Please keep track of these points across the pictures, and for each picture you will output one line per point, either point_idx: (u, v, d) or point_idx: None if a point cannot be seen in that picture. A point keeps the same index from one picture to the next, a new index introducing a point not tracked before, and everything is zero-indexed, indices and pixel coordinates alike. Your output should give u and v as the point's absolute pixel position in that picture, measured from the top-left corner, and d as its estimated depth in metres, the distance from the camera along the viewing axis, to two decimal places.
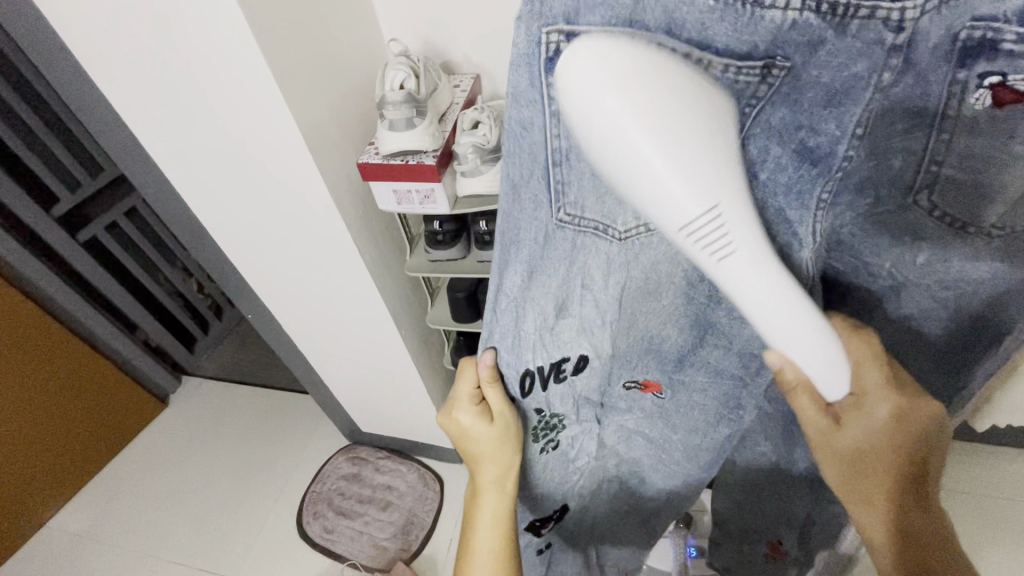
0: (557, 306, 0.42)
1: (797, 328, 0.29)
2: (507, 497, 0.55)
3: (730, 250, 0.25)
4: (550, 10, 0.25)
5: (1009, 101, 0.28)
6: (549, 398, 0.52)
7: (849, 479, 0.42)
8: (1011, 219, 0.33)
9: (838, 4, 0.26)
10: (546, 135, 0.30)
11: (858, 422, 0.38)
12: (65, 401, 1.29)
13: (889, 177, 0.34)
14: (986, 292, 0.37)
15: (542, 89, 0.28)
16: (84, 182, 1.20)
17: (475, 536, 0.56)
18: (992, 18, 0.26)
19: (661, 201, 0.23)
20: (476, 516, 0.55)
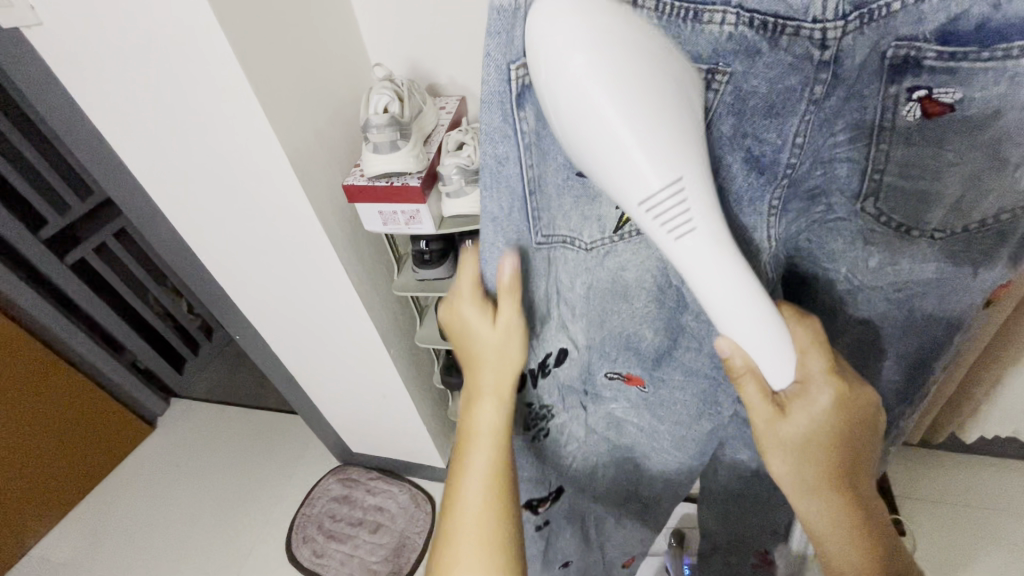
0: (539, 315, 0.45)
1: (746, 311, 0.31)
2: (504, 424, 0.46)
3: (690, 227, 0.28)
4: (514, 50, 0.29)
5: (936, 113, 0.31)
6: (541, 393, 0.53)
7: (798, 474, 0.39)
8: (950, 222, 0.35)
9: (768, 20, 0.28)
10: (520, 166, 0.34)
11: (803, 407, 0.37)
12: (52, 427, 1.28)
13: (837, 186, 0.37)
14: (933, 289, 0.40)
15: (513, 123, 0.32)
16: (72, 205, 1.22)
17: (466, 469, 0.46)
18: (912, 37, 0.29)
19: (621, 172, 0.26)
20: (469, 445, 0.46)
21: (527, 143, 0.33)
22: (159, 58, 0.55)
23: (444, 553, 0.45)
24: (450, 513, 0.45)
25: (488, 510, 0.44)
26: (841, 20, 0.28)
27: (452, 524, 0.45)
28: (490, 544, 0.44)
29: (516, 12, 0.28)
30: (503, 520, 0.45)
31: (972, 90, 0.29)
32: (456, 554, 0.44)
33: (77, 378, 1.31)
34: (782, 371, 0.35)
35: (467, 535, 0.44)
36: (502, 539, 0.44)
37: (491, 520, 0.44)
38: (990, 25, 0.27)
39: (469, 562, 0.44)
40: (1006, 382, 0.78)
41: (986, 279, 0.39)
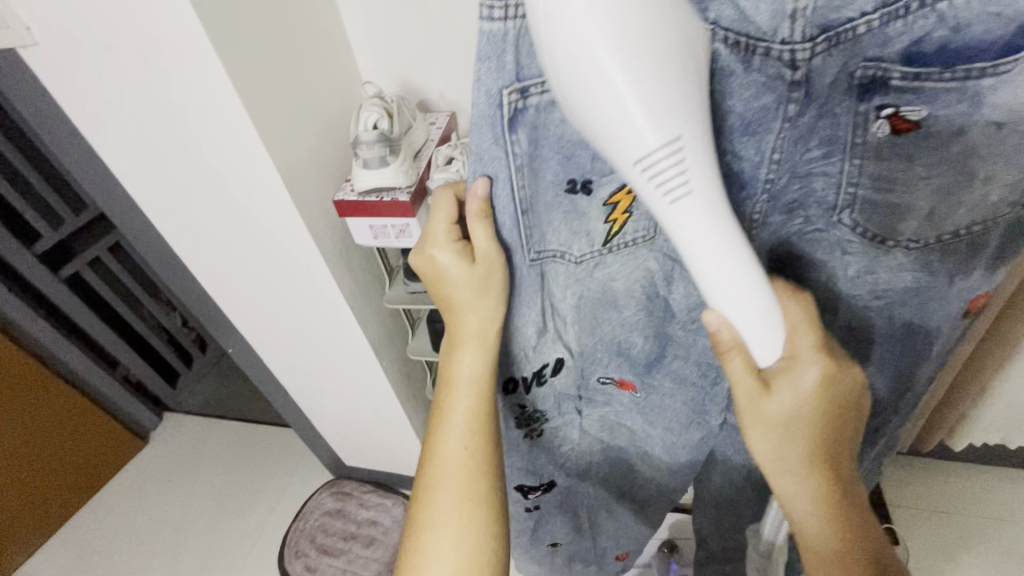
0: (535, 330, 0.46)
1: (740, 285, 0.31)
2: (486, 372, 0.44)
3: (686, 191, 0.27)
4: (505, 75, 0.30)
5: (904, 129, 0.32)
6: (536, 398, 0.53)
7: (781, 453, 0.38)
8: (924, 233, 0.36)
9: (740, 40, 0.29)
10: (510, 186, 0.35)
11: (789, 385, 0.35)
12: (42, 443, 1.27)
13: (814, 198, 0.38)
14: (911, 297, 0.41)
15: (505, 146, 0.33)
16: (66, 219, 1.22)
17: (445, 416, 0.45)
18: (880, 59, 0.30)
19: (622, 134, 0.26)
20: (449, 392, 0.45)
21: (518, 164, 0.34)
22: (155, 76, 0.55)
23: (419, 499, 0.44)
24: (427, 459, 0.45)
25: (465, 459, 0.44)
26: (810, 42, 0.29)
27: (429, 469, 0.44)
28: (465, 493, 0.43)
29: (505, 38, 0.29)
30: (479, 469, 0.43)
31: (937, 108, 0.31)
32: (430, 502, 0.43)
33: (72, 395, 1.30)
34: (769, 341, 0.34)
35: (442, 481, 0.43)
36: (478, 488, 0.43)
37: (467, 470, 0.43)
38: (950, 47, 0.28)
39: (442, 510, 0.43)
40: (993, 390, 0.79)
41: (962, 288, 0.40)
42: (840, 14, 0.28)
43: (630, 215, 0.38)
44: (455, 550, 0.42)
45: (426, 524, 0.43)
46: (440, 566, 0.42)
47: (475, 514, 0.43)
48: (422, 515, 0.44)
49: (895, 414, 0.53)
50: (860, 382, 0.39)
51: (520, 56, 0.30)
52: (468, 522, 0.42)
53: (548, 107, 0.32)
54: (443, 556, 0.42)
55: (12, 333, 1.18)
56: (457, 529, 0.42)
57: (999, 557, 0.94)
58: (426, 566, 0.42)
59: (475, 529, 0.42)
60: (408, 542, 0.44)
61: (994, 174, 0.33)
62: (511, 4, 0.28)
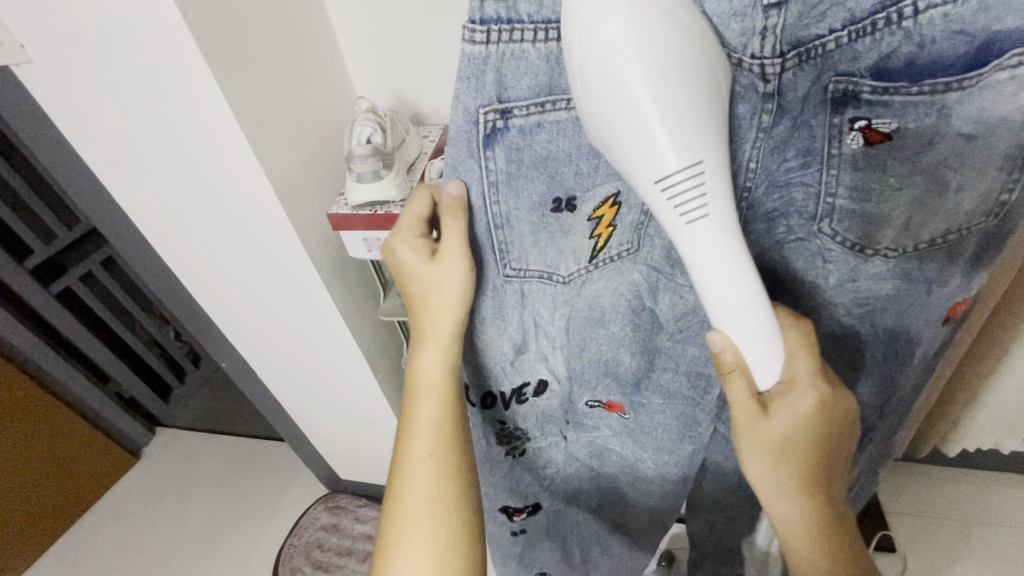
0: (513, 348, 0.46)
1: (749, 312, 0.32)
2: (451, 375, 0.44)
3: (703, 212, 0.29)
4: (485, 94, 0.32)
5: (877, 141, 0.33)
6: (515, 414, 0.54)
7: (773, 472, 0.39)
8: (901, 241, 0.37)
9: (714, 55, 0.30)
10: (485, 202, 0.36)
11: (786, 408, 0.36)
12: (33, 460, 1.26)
13: (795, 209, 0.38)
14: (892, 302, 0.42)
15: (480, 160, 0.34)
16: (60, 235, 1.22)
17: (413, 424, 0.44)
18: (851, 74, 0.31)
19: (645, 156, 0.28)
20: (415, 398, 0.44)
21: (493, 181, 0.35)
22: (154, 98, 0.56)
23: (391, 512, 0.44)
24: (399, 469, 0.44)
25: (434, 465, 0.43)
26: (780, 57, 0.31)
27: (400, 479, 0.44)
28: (436, 501, 0.43)
29: (486, 61, 0.30)
30: (449, 475, 0.44)
31: (907, 121, 0.32)
32: (403, 512, 0.43)
33: (66, 414, 1.30)
34: (770, 366, 0.35)
35: (415, 490, 0.43)
36: (449, 496, 0.43)
37: (438, 477, 0.43)
38: (917, 63, 0.30)
39: (415, 522, 0.42)
40: (986, 395, 0.80)
41: (940, 294, 0.41)
42: (810, 32, 0.30)
43: (615, 229, 0.39)
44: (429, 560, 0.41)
45: (400, 537, 0.42)
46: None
47: (448, 523, 0.43)
48: (395, 528, 0.43)
49: (882, 417, 0.54)
50: (856, 409, 0.40)
51: (504, 76, 0.31)
52: (442, 530, 0.42)
53: (530, 123, 0.33)
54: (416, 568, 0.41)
55: (13, 357, 1.19)
56: (429, 538, 0.42)
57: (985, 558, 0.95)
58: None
59: (448, 535, 0.42)
60: (379, 556, 0.43)
61: (966, 185, 0.34)
62: (491, 28, 0.30)
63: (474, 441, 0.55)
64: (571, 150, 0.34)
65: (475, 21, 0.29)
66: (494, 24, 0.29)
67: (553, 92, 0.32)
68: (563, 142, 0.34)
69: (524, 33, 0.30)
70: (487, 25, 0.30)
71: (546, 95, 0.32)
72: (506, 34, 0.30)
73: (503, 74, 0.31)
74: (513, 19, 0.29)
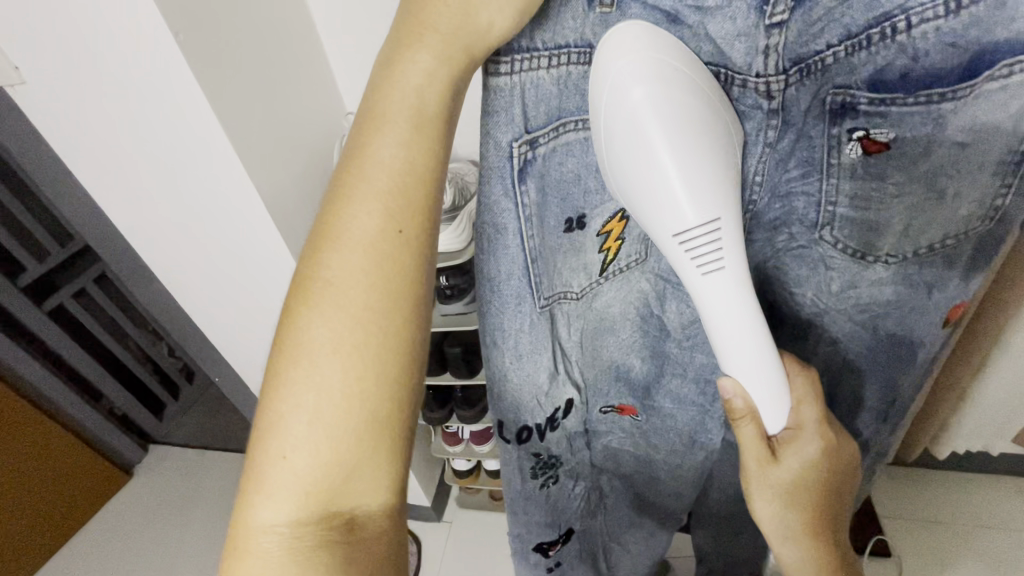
0: (548, 375, 0.44)
1: (749, 354, 0.35)
2: (434, 122, 0.29)
3: (720, 265, 0.32)
4: (514, 127, 0.31)
5: (875, 150, 0.34)
6: (548, 444, 0.51)
7: (782, 518, 0.40)
8: (900, 247, 0.38)
9: (720, 75, 0.32)
10: (522, 238, 0.35)
11: (793, 454, 0.38)
12: (28, 477, 1.23)
13: (796, 217, 0.39)
14: (892, 308, 0.43)
15: (515, 197, 0.33)
16: (53, 251, 1.12)
17: (363, 170, 0.28)
18: (848, 86, 0.32)
19: (663, 208, 0.30)
20: (373, 133, 0.28)
21: (528, 215, 0.34)
22: (126, 80, 0.53)
23: (297, 291, 0.28)
24: (324, 235, 0.28)
25: (379, 248, 0.28)
26: (783, 74, 0.32)
27: (323, 251, 0.28)
28: (370, 305, 0.27)
29: (512, 92, 0.30)
30: (401, 278, 0.28)
31: (904, 130, 0.33)
32: (313, 300, 0.27)
33: (59, 438, 1.26)
34: (777, 410, 0.38)
35: (341, 273, 0.28)
36: (394, 307, 0.28)
37: (382, 268, 0.28)
38: (912, 75, 0.30)
39: (330, 321, 0.27)
40: (979, 395, 0.81)
41: (941, 298, 0.42)
42: (809, 48, 0.31)
43: (623, 241, 0.39)
44: (340, 383, 0.27)
45: (300, 336, 0.27)
46: (309, 397, 0.27)
47: (384, 342, 0.28)
48: (297, 317, 0.28)
49: (883, 421, 0.54)
50: (858, 454, 0.42)
51: (525, 101, 0.30)
52: (360, 344, 0.27)
53: (548, 149, 0.33)
54: (317, 388, 0.27)
55: (14, 383, 1.16)
56: (346, 355, 0.27)
57: (972, 555, 0.97)
58: (286, 394, 0.27)
59: (372, 359, 0.27)
60: (279, 347, 0.28)
61: (962, 191, 0.35)
62: (516, 58, 0.29)
63: (509, 480, 0.53)
64: (579, 170, 0.35)
65: (499, 52, 0.29)
66: (518, 54, 0.29)
67: (563, 115, 0.32)
68: (572, 162, 0.34)
69: (541, 61, 0.30)
70: (511, 54, 0.29)
71: (556, 117, 0.32)
72: (526, 64, 0.30)
73: (525, 103, 0.31)
74: (532, 47, 0.29)
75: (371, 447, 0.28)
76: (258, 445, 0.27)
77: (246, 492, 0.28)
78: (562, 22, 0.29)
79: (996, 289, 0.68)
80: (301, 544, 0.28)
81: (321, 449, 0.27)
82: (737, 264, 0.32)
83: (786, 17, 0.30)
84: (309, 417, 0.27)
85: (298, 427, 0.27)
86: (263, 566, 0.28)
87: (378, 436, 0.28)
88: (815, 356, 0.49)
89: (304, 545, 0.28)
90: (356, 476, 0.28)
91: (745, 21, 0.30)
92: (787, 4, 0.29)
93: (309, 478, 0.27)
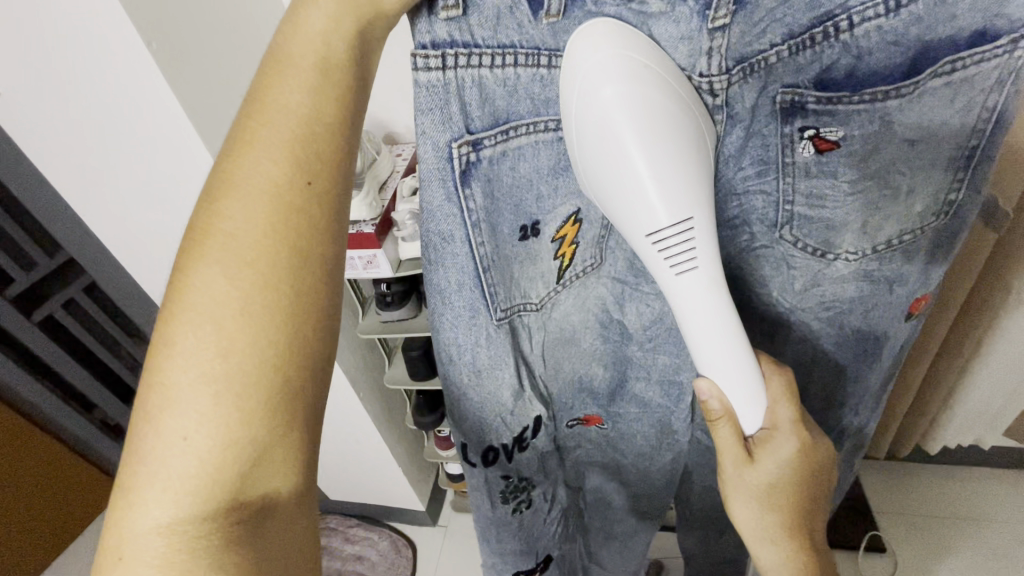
0: (512, 393, 0.44)
1: (728, 353, 0.35)
2: (340, 72, 0.28)
3: (692, 266, 0.31)
4: (453, 126, 0.31)
5: (826, 149, 0.34)
6: (518, 464, 0.52)
7: (761, 518, 0.40)
8: (859, 244, 0.39)
9: None
10: (470, 245, 0.35)
11: (769, 455, 0.38)
12: (26, 487, 1.24)
13: (756, 216, 0.38)
14: (856, 307, 0.43)
15: (458, 202, 0.33)
16: (39, 262, 1.04)
17: (266, 116, 0.27)
18: (796, 85, 0.31)
19: (634, 209, 0.30)
20: (277, 78, 0.27)
21: (476, 221, 0.34)
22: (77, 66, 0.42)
23: (188, 247, 0.26)
24: (224, 185, 0.26)
25: (282, 201, 0.26)
26: (726, 74, 0.31)
27: (220, 201, 0.26)
28: (271, 267, 0.26)
29: (446, 88, 0.30)
30: (309, 234, 0.26)
31: (851, 128, 0.33)
32: (205, 257, 0.25)
33: (65, 453, 1.28)
34: (753, 410, 0.37)
35: (239, 226, 0.26)
36: (303, 271, 0.26)
37: (288, 227, 0.26)
38: (857, 73, 0.31)
39: (226, 284, 0.25)
40: (972, 389, 0.80)
41: (903, 292, 0.43)
42: (753, 48, 0.30)
43: (577, 246, 0.39)
44: (243, 349, 0.25)
45: (192, 298, 0.25)
46: (206, 366, 0.25)
47: (294, 304, 0.26)
48: (190, 274, 0.25)
49: (857, 415, 0.55)
50: (835, 453, 0.42)
51: (466, 106, 0.31)
52: (247, 302, 0.25)
53: (497, 153, 0.33)
54: (220, 353, 0.25)
55: (13, 402, 1.17)
56: (246, 319, 0.25)
57: (968, 547, 0.96)
58: (176, 372, 0.25)
59: (260, 321, 0.25)
60: (164, 313, 0.25)
61: (914, 187, 0.36)
62: (446, 52, 0.29)
63: (479, 501, 0.52)
64: (531, 175, 0.35)
65: (426, 46, 0.29)
66: (449, 48, 0.29)
67: (511, 119, 0.32)
68: (524, 166, 0.34)
69: (483, 58, 0.30)
70: (440, 48, 0.29)
71: (505, 119, 0.32)
72: (463, 59, 0.29)
73: (466, 107, 0.31)
74: (468, 42, 0.29)
75: (272, 428, 0.26)
76: (137, 414, 0.25)
77: (132, 481, 0.25)
78: (504, 22, 0.29)
79: (983, 281, 0.68)
80: (181, 542, 0.25)
81: (222, 423, 0.25)
82: (710, 265, 0.31)
83: (729, 21, 0.29)
84: (202, 396, 0.25)
85: (190, 402, 0.25)
86: (148, 567, 0.25)
87: (290, 409, 0.26)
88: (791, 355, 0.48)
89: (207, 532, 0.26)
90: (264, 460, 0.26)
91: (688, 25, 0.29)
92: (728, 9, 0.28)
93: (198, 471, 0.25)
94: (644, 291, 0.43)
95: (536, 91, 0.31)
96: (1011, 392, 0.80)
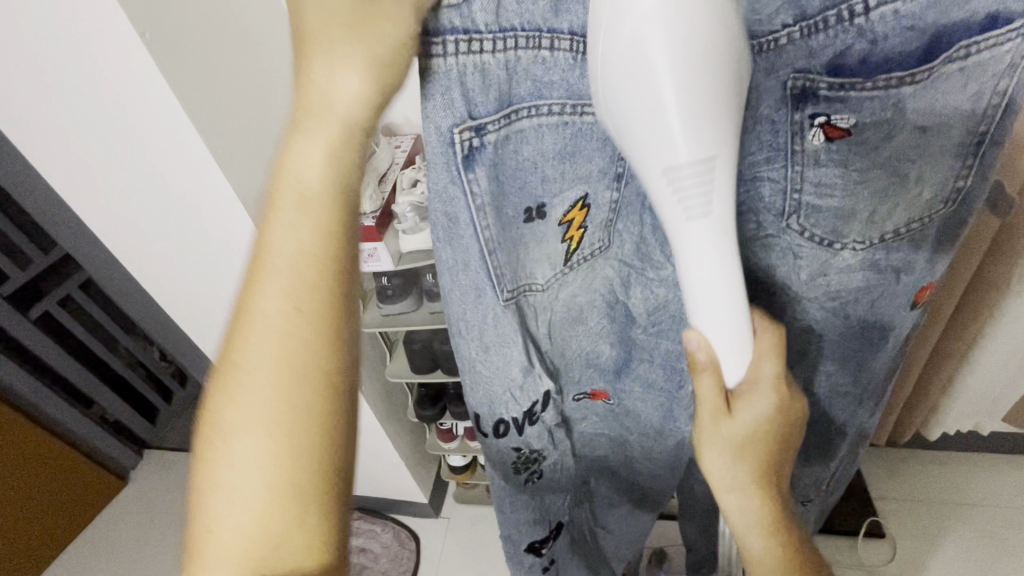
0: (520, 369, 0.44)
1: (726, 314, 0.34)
2: (327, 207, 0.31)
3: (705, 209, 0.29)
4: (455, 112, 0.30)
5: (836, 136, 0.33)
6: (527, 438, 0.51)
7: (731, 470, 0.39)
8: (866, 234, 0.39)
9: None
10: (476, 229, 0.34)
11: (748, 408, 0.37)
12: (23, 483, 1.21)
13: (763, 205, 0.38)
14: (862, 296, 0.43)
15: (463, 186, 0.32)
16: (33, 257, 1.05)
17: (272, 259, 0.31)
18: (807, 70, 0.31)
19: (653, 148, 0.27)
20: (275, 219, 0.31)
21: (480, 205, 0.34)
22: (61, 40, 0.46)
23: (226, 376, 0.33)
24: (246, 322, 0.32)
25: (290, 334, 0.31)
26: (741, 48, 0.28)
27: (247, 336, 0.32)
28: (291, 393, 0.32)
29: (447, 75, 0.29)
30: (309, 360, 0.32)
31: (863, 116, 0.32)
32: (239, 385, 0.32)
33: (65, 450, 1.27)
34: (740, 362, 0.36)
35: (264, 356, 0.32)
36: (316, 390, 0.32)
37: (298, 357, 0.32)
38: (870, 58, 0.30)
39: (264, 405, 0.32)
40: (968, 376, 0.81)
41: (908, 282, 0.43)
42: (763, 28, 0.29)
43: (585, 230, 0.39)
44: (274, 456, 0.32)
45: (234, 418, 0.33)
46: (250, 468, 0.33)
47: (308, 416, 0.32)
48: (231, 398, 0.33)
49: (862, 404, 0.55)
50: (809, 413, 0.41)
51: (469, 92, 0.30)
52: (275, 421, 0.32)
53: (504, 136, 0.32)
54: (261, 453, 0.33)
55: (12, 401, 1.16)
56: (277, 431, 0.32)
57: (962, 530, 0.98)
58: (227, 472, 0.33)
59: (287, 433, 0.32)
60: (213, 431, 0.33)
61: (924, 175, 0.36)
62: (448, 40, 0.28)
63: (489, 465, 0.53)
64: (535, 158, 0.34)
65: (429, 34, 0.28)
66: (450, 35, 0.28)
67: (514, 103, 0.31)
68: (528, 150, 0.33)
69: (485, 44, 0.28)
70: (442, 36, 0.28)
71: (508, 104, 0.31)
72: (464, 46, 0.28)
73: (468, 91, 0.29)
74: (469, 29, 0.28)
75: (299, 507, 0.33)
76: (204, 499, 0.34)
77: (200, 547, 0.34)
78: (504, 4, 0.28)
79: (985, 268, 0.68)
80: None
81: (276, 488, 0.33)
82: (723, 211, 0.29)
83: None
84: (248, 491, 0.33)
85: (240, 495, 0.33)
86: None
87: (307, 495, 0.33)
88: (798, 348, 0.48)
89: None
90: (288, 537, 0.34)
91: None
92: None
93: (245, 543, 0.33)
94: (654, 275, 0.43)
95: (538, 74, 0.30)
96: (1011, 378, 0.80)
